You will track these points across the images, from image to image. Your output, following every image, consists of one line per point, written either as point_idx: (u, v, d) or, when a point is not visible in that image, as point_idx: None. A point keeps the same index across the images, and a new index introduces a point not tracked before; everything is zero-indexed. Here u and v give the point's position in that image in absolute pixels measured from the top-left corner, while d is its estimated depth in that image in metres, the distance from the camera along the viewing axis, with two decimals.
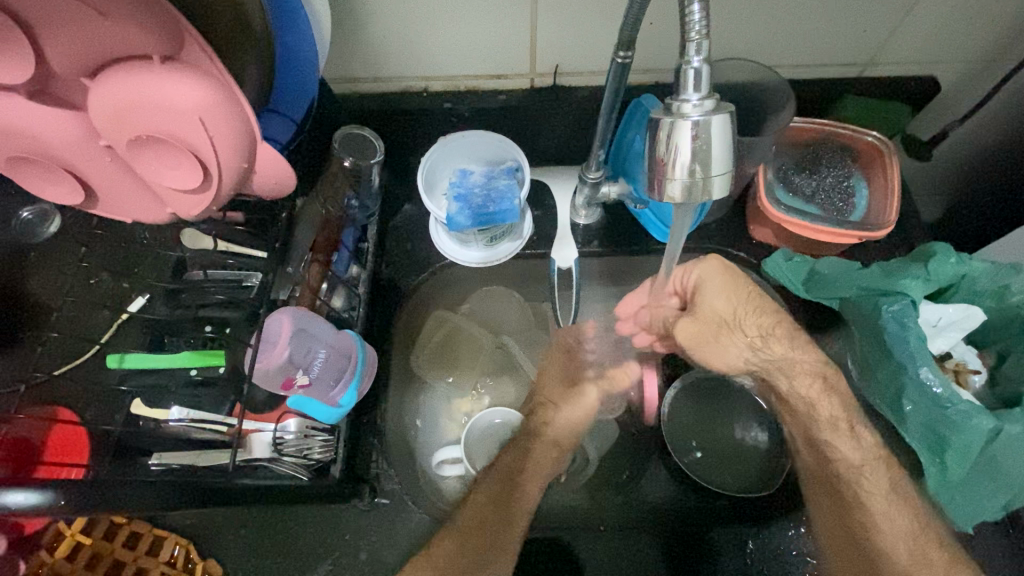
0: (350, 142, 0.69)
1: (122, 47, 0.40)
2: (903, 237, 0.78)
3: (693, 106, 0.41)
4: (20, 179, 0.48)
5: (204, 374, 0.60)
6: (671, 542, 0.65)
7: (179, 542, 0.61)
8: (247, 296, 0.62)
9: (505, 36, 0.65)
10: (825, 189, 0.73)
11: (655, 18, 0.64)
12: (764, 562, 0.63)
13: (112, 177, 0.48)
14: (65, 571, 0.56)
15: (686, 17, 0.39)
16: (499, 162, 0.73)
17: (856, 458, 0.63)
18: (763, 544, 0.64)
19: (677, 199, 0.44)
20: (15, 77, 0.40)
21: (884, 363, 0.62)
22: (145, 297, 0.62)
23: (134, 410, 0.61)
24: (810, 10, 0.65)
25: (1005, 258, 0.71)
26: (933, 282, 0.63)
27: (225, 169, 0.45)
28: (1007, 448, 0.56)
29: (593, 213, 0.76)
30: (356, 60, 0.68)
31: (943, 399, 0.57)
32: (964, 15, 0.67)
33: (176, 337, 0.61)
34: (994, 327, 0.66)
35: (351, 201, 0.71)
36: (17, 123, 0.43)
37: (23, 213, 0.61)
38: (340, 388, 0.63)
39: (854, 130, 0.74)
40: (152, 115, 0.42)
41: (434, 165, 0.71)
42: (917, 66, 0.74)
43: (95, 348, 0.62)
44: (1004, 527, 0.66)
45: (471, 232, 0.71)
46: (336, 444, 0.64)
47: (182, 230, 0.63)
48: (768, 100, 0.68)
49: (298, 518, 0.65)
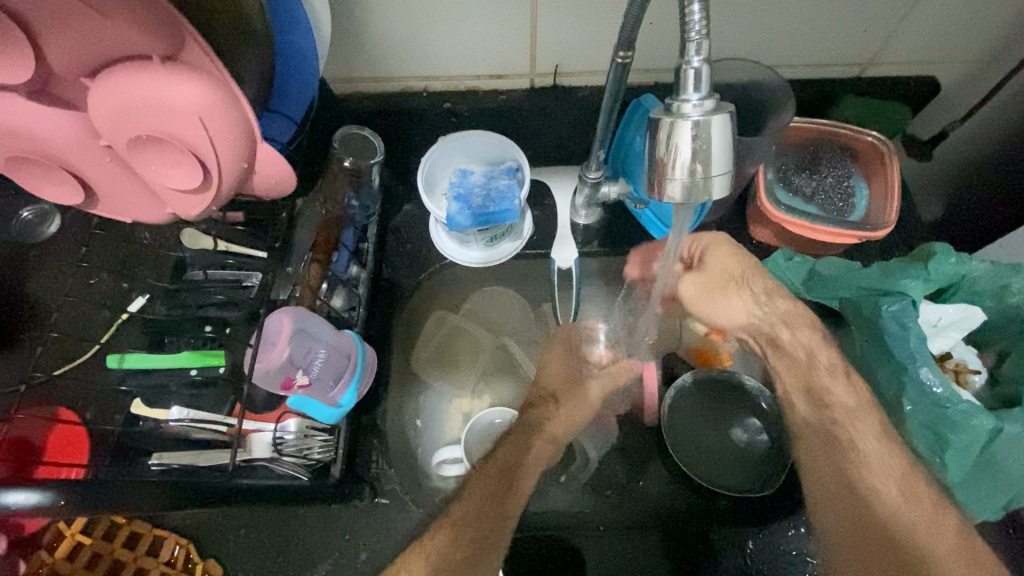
0: (350, 142, 0.69)
1: (122, 48, 0.40)
2: (903, 237, 0.78)
3: (693, 106, 0.41)
4: (21, 179, 0.48)
5: (204, 374, 0.60)
6: (669, 539, 0.65)
7: (179, 542, 0.61)
8: (247, 296, 0.62)
9: (505, 36, 0.65)
10: (825, 189, 0.73)
11: (655, 18, 0.64)
12: (764, 561, 0.63)
13: (112, 177, 0.48)
14: (65, 570, 0.56)
15: (685, 17, 0.39)
16: (499, 162, 0.72)
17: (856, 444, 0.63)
18: (763, 543, 0.64)
19: (677, 198, 0.44)
20: (15, 78, 0.40)
21: (885, 363, 0.62)
22: (145, 297, 0.61)
23: (134, 410, 0.61)
24: (810, 9, 0.65)
25: (1006, 258, 0.71)
26: (933, 282, 0.63)
27: (226, 169, 0.45)
28: (1008, 448, 0.56)
29: (592, 213, 0.75)
30: (356, 60, 0.68)
31: (943, 399, 0.57)
32: (964, 15, 0.67)
33: (177, 336, 0.61)
34: (994, 327, 0.66)
35: (352, 201, 0.71)
36: (17, 123, 0.43)
37: (23, 213, 0.62)
38: (340, 389, 0.63)
39: (855, 130, 0.73)
40: (152, 115, 0.42)
41: (434, 166, 0.71)
42: (918, 67, 0.74)
43: (95, 348, 0.62)
44: (1004, 527, 0.66)
45: (472, 232, 0.71)
46: (336, 444, 0.63)
47: (181, 230, 0.63)
48: (769, 98, 0.68)
49: (298, 518, 0.65)
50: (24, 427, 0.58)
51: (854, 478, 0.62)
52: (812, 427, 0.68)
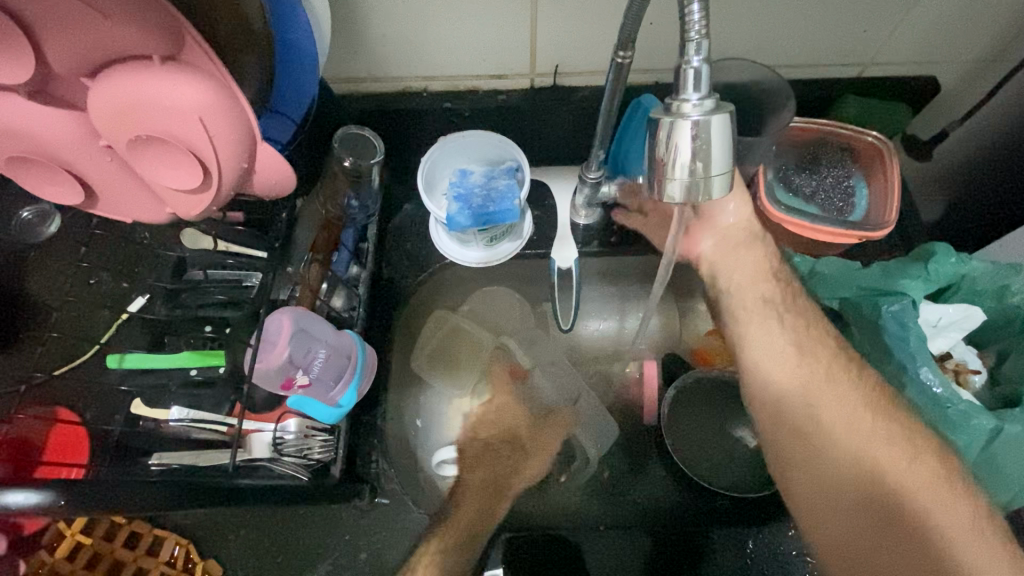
0: (349, 141, 0.69)
1: (122, 48, 0.40)
2: (903, 236, 0.78)
3: (693, 106, 0.41)
4: (20, 179, 0.48)
5: (204, 374, 0.60)
6: (667, 543, 0.64)
7: (179, 541, 0.61)
8: (248, 296, 0.62)
9: (505, 36, 0.65)
10: (825, 189, 0.73)
11: (655, 18, 0.64)
12: (763, 562, 0.63)
13: (113, 177, 0.48)
14: (65, 570, 0.56)
15: (685, 16, 0.39)
16: (499, 162, 0.72)
17: (835, 412, 0.57)
18: (761, 543, 0.64)
19: (677, 199, 0.44)
20: (16, 77, 0.40)
21: (883, 363, 0.62)
22: (145, 297, 0.62)
23: (134, 410, 0.61)
24: (810, 9, 0.65)
25: (1005, 258, 0.71)
26: (933, 282, 0.63)
27: (226, 169, 0.45)
28: (1008, 448, 0.56)
29: (593, 213, 0.74)
30: (356, 60, 0.68)
31: (943, 399, 0.57)
32: (964, 15, 0.67)
33: (176, 336, 0.61)
34: (994, 327, 0.66)
35: (351, 201, 0.71)
36: (17, 124, 0.43)
37: (23, 213, 0.61)
38: (340, 388, 0.63)
39: (855, 130, 0.73)
40: (152, 115, 0.42)
41: (433, 166, 0.71)
42: (918, 67, 0.74)
43: (96, 348, 0.62)
44: None
45: (472, 232, 0.71)
46: (336, 445, 0.64)
47: (182, 230, 0.63)
48: (769, 98, 0.68)
49: (298, 518, 0.65)
50: (25, 427, 0.58)
51: (839, 462, 0.55)
52: (778, 400, 0.60)
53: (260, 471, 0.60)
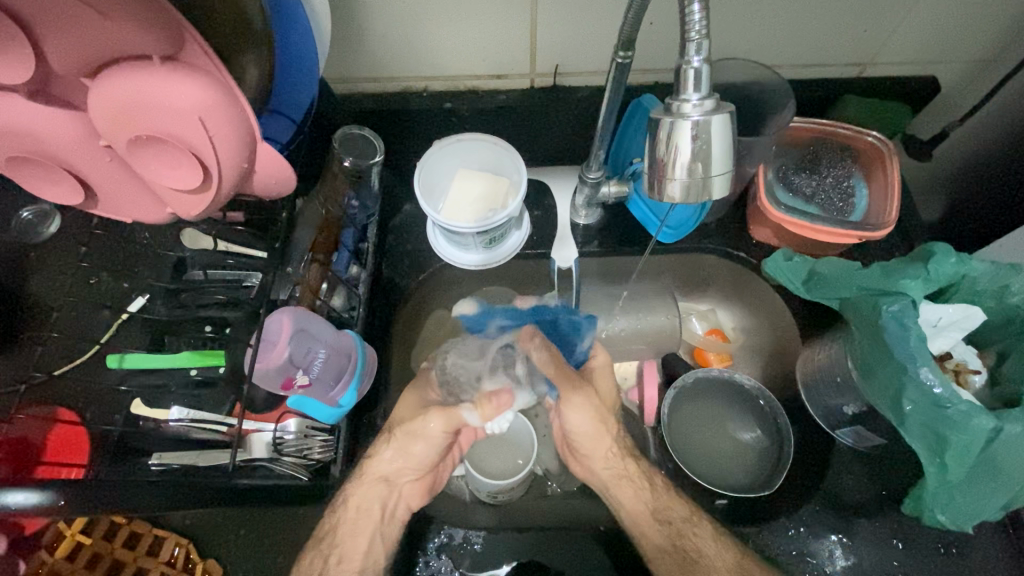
0: (350, 142, 0.69)
1: (123, 48, 0.40)
2: (904, 237, 0.78)
3: (693, 106, 0.41)
4: (19, 179, 0.48)
5: (204, 374, 0.60)
6: (621, 545, 0.67)
7: (179, 542, 0.60)
8: (248, 297, 0.61)
9: (504, 37, 0.65)
10: (825, 189, 0.73)
11: (655, 18, 0.64)
12: (809, 519, 0.66)
13: (114, 176, 0.48)
14: (66, 571, 0.56)
15: (685, 16, 0.39)
16: (500, 168, 0.71)
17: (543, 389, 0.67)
18: (809, 519, 0.66)
19: (677, 198, 0.45)
20: (15, 76, 0.40)
21: (883, 363, 0.60)
22: (145, 298, 0.62)
23: (134, 410, 0.61)
24: (809, 9, 0.65)
25: (1005, 258, 0.71)
26: (934, 282, 0.62)
27: (225, 168, 0.45)
28: (1008, 449, 0.55)
29: (592, 213, 0.76)
30: (357, 60, 0.68)
31: (943, 399, 0.55)
32: (964, 16, 0.67)
33: (177, 336, 0.61)
34: (994, 326, 0.66)
35: (351, 201, 0.71)
36: (16, 123, 0.42)
37: (23, 213, 0.63)
38: (340, 389, 0.63)
39: (856, 130, 0.73)
40: (153, 115, 0.42)
41: (429, 170, 0.68)
42: (918, 66, 0.74)
43: (96, 348, 0.62)
44: (1004, 527, 0.65)
45: (461, 345, 0.72)
46: (336, 444, 0.65)
47: (182, 230, 0.63)
48: (769, 99, 0.67)
49: (297, 519, 0.63)
50: (24, 427, 0.58)
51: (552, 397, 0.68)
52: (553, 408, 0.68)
53: (260, 470, 0.60)
